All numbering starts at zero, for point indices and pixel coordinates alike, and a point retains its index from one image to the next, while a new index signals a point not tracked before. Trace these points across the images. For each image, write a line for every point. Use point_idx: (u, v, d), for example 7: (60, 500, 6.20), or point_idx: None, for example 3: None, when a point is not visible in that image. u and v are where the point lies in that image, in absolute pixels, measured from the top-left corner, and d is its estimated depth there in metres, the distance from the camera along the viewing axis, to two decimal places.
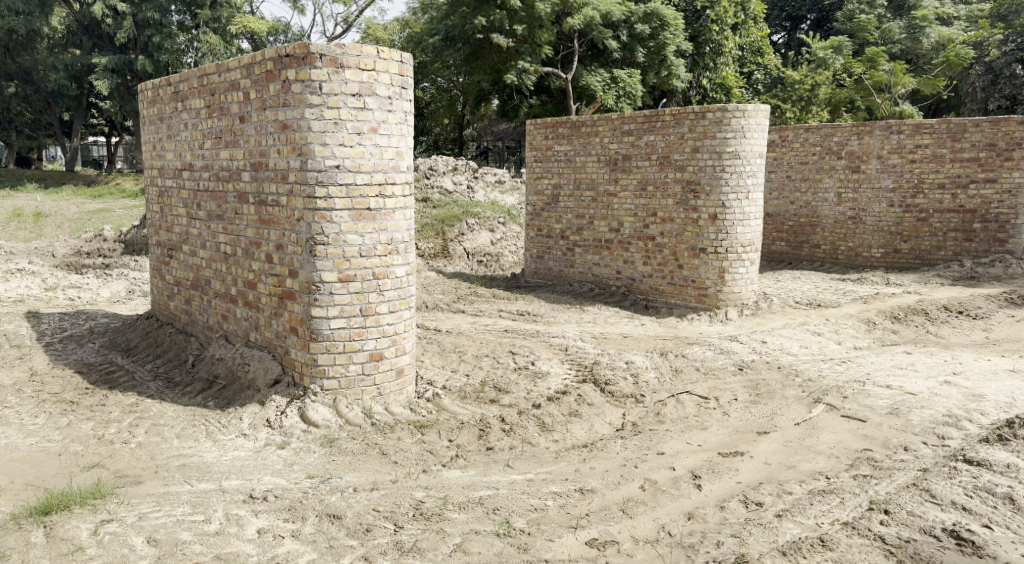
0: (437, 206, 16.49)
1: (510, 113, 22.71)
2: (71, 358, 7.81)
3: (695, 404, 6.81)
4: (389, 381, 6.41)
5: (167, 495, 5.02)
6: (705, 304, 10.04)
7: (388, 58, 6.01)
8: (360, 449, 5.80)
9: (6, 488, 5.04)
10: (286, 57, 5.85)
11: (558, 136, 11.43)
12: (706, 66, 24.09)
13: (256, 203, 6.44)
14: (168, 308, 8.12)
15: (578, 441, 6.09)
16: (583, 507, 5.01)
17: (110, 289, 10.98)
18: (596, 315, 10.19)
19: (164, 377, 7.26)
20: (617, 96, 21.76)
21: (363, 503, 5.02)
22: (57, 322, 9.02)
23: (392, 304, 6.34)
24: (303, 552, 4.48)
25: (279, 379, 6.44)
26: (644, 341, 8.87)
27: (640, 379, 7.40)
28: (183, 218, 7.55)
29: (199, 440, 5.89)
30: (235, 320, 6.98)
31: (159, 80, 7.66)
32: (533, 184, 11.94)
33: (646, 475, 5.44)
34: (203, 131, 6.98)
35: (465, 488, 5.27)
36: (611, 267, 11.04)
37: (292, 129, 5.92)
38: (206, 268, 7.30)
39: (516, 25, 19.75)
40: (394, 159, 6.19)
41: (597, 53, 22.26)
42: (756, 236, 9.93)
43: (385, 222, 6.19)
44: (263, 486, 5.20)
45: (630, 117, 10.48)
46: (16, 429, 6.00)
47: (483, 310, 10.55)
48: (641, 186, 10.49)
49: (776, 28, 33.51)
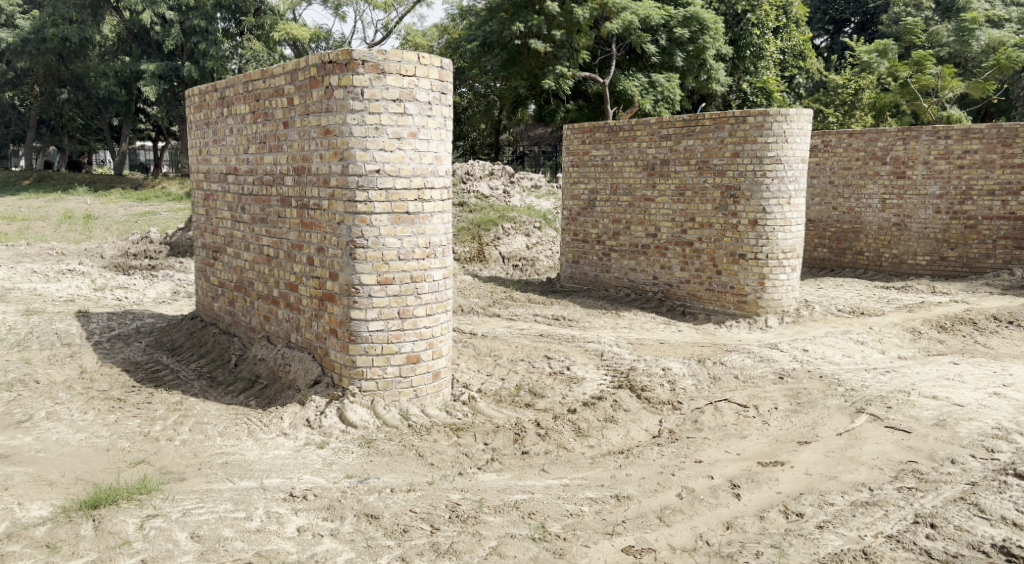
0: (473, 210, 16.59)
1: (547, 118, 22.71)
2: (118, 356, 8.02)
3: (734, 412, 6.73)
4: (425, 383, 6.46)
5: (210, 492, 5.12)
6: (744, 311, 9.94)
7: (429, 63, 6.09)
8: (396, 450, 5.86)
9: (57, 482, 5.19)
10: (330, 63, 5.94)
11: (595, 140, 11.42)
12: (747, 70, 24.04)
13: (299, 207, 6.54)
14: (212, 309, 8.31)
15: (614, 447, 6.06)
16: (619, 514, 4.99)
17: (156, 289, 11.26)
18: (633, 320, 10.14)
19: (208, 376, 7.41)
20: (655, 100, 21.60)
21: (400, 504, 5.06)
22: (105, 320, 9.28)
23: (430, 307, 6.40)
24: (341, 551, 4.53)
25: (319, 380, 6.52)
26: (682, 348, 8.80)
27: (677, 386, 7.33)
28: (227, 220, 7.71)
29: (241, 438, 6.01)
30: (277, 321, 7.09)
31: (205, 86, 7.84)
32: (569, 189, 11.91)
33: (684, 482, 5.40)
34: (248, 136, 7.12)
35: (501, 492, 5.28)
36: (648, 272, 10.98)
37: (334, 134, 6.00)
38: (250, 269, 7.43)
39: (554, 31, 19.87)
40: (433, 163, 6.25)
41: (635, 57, 22.17)
42: (798, 242, 9.82)
43: (423, 225, 6.24)
44: (303, 485, 5.28)
45: (669, 122, 10.42)
46: (66, 425, 6.18)
47: (518, 315, 10.56)
48: (679, 191, 10.41)
49: (819, 32, 33.06)
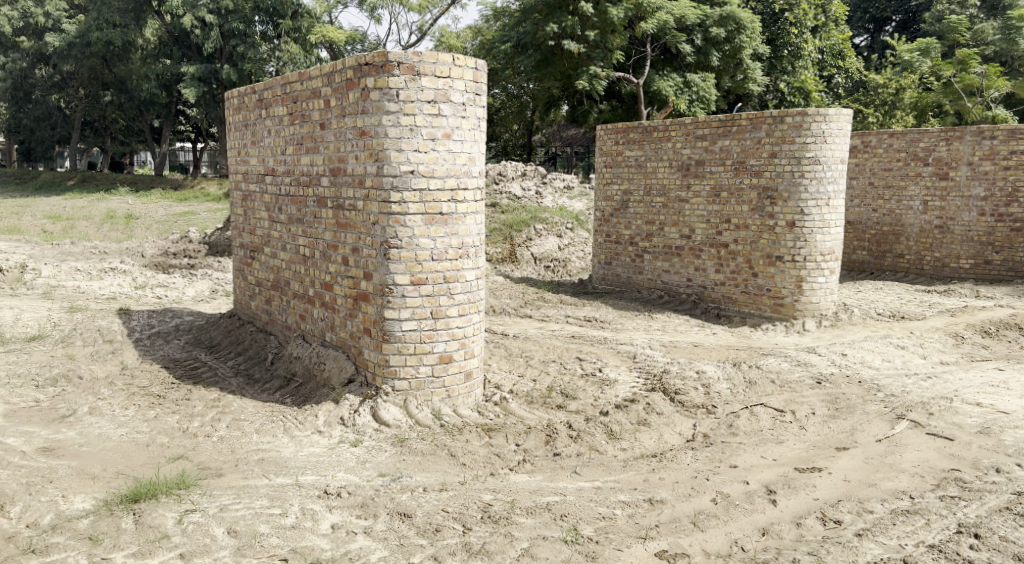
0: (505, 211, 16.61)
1: (580, 118, 22.60)
2: (159, 353, 8.19)
3: (771, 417, 6.63)
4: (458, 383, 6.49)
5: (246, 488, 5.19)
6: (781, 314, 9.80)
7: (463, 65, 6.10)
8: (429, 449, 5.88)
9: (99, 475, 5.31)
10: (366, 65, 5.99)
11: (628, 140, 11.34)
12: (784, 70, 23.72)
13: (335, 207, 6.61)
14: (249, 307, 8.43)
15: (647, 451, 6.01)
16: (652, 518, 4.94)
17: (195, 288, 11.46)
18: (666, 323, 10.06)
19: (245, 374, 7.53)
20: (690, 100, 21.47)
21: (432, 503, 5.08)
22: (145, 318, 9.47)
23: (462, 307, 6.41)
24: (374, 549, 4.57)
25: (353, 379, 6.58)
26: (716, 351, 8.70)
27: (712, 389, 7.25)
28: (265, 221, 7.81)
29: (277, 435, 6.09)
30: (312, 320, 7.17)
31: (244, 88, 7.96)
32: (602, 190, 11.85)
33: (719, 488, 5.33)
34: (286, 137, 7.21)
35: (532, 493, 5.27)
36: (682, 274, 10.88)
37: (369, 135, 6.05)
38: (287, 269, 7.52)
39: (588, 31, 19.87)
40: (467, 164, 6.27)
41: (670, 57, 21.97)
42: (836, 245, 9.67)
43: (456, 226, 6.26)
44: (337, 482, 5.33)
45: (705, 121, 10.31)
46: (109, 420, 6.32)
47: (550, 316, 10.53)
48: (714, 193, 10.30)
49: (859, 31, 32.46)
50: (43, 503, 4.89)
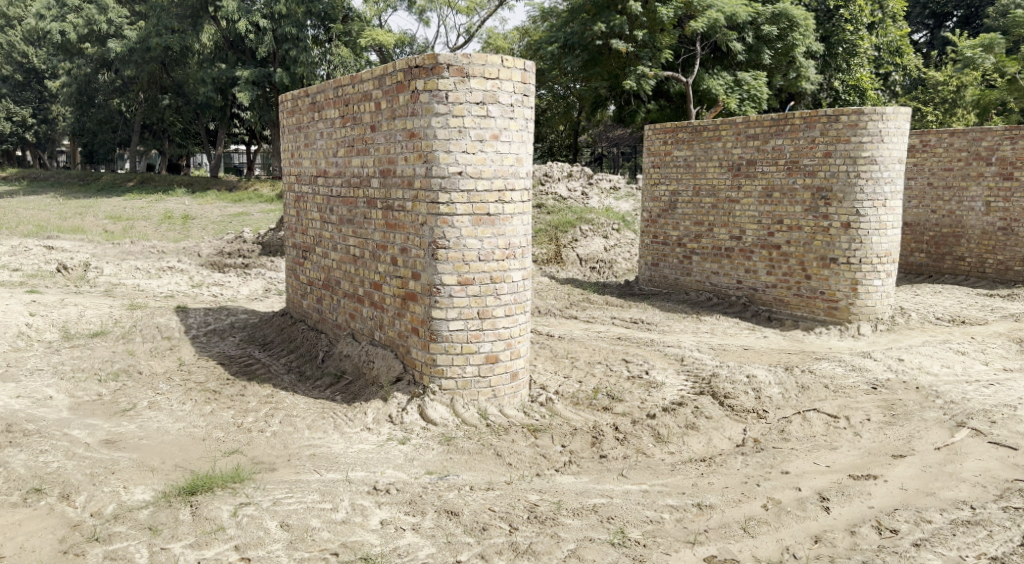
0: (552, 212, 16.59)
1: (627, 118, 22.45)
2: (214, 350, 8.41)
3: (824, 422, 6.49)
4: (504, 384, 6.51)
5: (299, 482, 5.30)
6: (835, 317, 9.58)
7: (512, 66, 6.12)
8: (476, 449, 5.91)
9: (158, 467, 5.48)
10: (416, 68, 6.06)
11: (677, 140, 11.21)
12: (839, 68, 23.23)
13: (384, 208, 6.70)
14: (301, 306, 8.60)
15: (696, 455, 5.95)
16: (701, 523, 4.89)
17: (249, 287, 11.73)
18: (715, 325, 9.93)
19: (297, 371, 7.69)
20: (740, 99, 21.06)
21: (480, 502, 5.11)
22: (201, 315, 9.74)
23: (508, 308, 6.43)
24: (422, 546, 4.61)
25: (400, 377, 6.66)
26: (767, 355, 8.55)
27: (763, 394, 7.11)
28: (317, 221, 7.96)
29: (327, 431, 6.20)
30: (361, 319, 7.28)
31: (298, 91, 8.11)
32: (650, 190, 11.72)
33: (770, 494, 5.24)
34: (338, 139, 7.34)
35: (579, 494, 5.25)
36: (732, 276, 10.72)
37: (418, 137, 6.12)
38: (337, 268, 7.64)
39: (636, 31, 19.73)
40: (514, 165, 6.29)
41: (721, 56, 21.69)
42: (894, 246, 9.41)
43: (503, 227, 6.28)
44: (386, 479, 5.41)
45: (756, 121, 10.14)
46: (167, 415, 6.51)
47: (596, 318, 10.49)
48: (766, 193, 10.13)
49: (918, 27, 31.50)
50: (106, 494, 5.06)
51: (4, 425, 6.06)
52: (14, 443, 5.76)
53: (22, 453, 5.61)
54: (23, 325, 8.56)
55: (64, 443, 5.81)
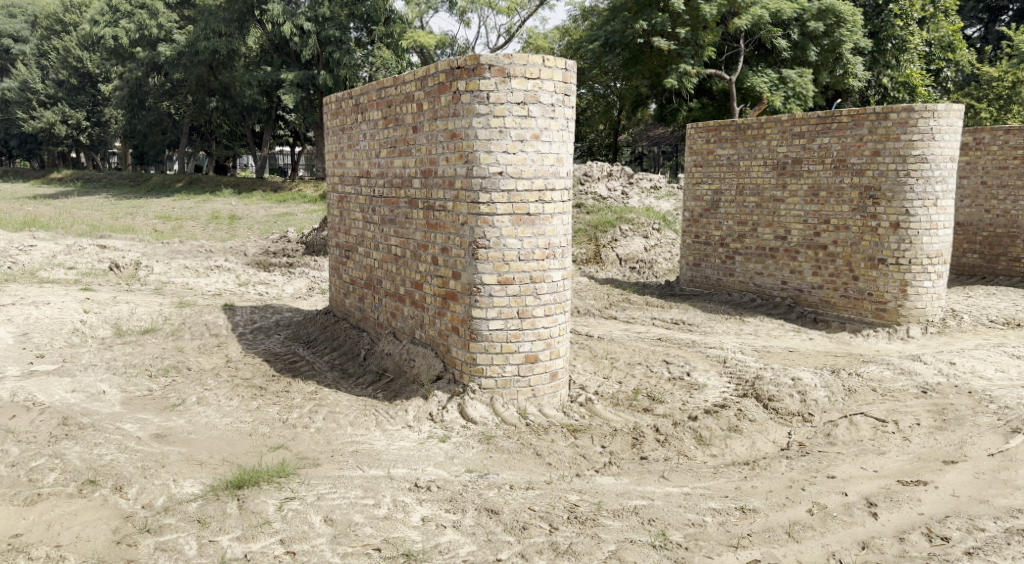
0: (591, 212, 16.53)
1: (669, 117, 22.29)
2: (260, 347, 8.58)
3: (872, 426, 6.35)
4: (543, 383, 6.52)
5: (342, 478, 5.38)
6: (883, 319, 9.38)
7: (553, 66, 6.12)
8: (516, 448, 5.93)
9: (206, 461, 5.61)
10: (458, 69, 6.09)
11: (721, 138, 11.06)
12: (888, 64, 22.70)
13: (425, 208, 6.76)
14: (344, 305, 8.72)
15: (739, 458, 5.87)
16: (744, 527, 4.83)
17: (293, 285, 11.94)
18: (759, 327, 9.78)
19: (340, 369, 7.80)
20: (785, 97, 20.64)
21: (520, 501, 5.12)
22: (248, 314, 9.93)
23: (548, 307, 6.43)
24: (463, 543, 4.64)
25: (440, 376, 6.71)
26: (813, 357, 8.41)
27: (808, 396, 6.97)
28: (359, 221, 8.06)
29: (369, 428, 6.28)
30: (402, 317, 7.35)
31: (342, 94, 8.23)
32: (692, 189, 11.60)
33: (816, 498, 5.15)
34: (380, 140, 7.42)
35: (619, 496, 5.22)
36: (776, 277, 10.55)
37: (459, 137, 6.16)
38: (379, 268, 7.73)
39: (679, 28, 19.52)
40: (555, 165, 6.28)
41: (765, 53, 21.59)
42: (945, 247, 9.18)
43: (543, 226, 6.28)
44: (427, 476, 5.45)
45: (802, 118, 9.95)
46: (215, 410, 6.67)
47: (636, 318, 10.42)
48: (812, 192, 9.94)
49: (971, 21, 30.67)
50: (156, 486, 5.20)
51: (60, 418, 6.27)
52: (69, 436, 5.95)
53: (77, 445, 5.79)
54: (78, 322, 8.84)
55: (117, 436, 5.99)
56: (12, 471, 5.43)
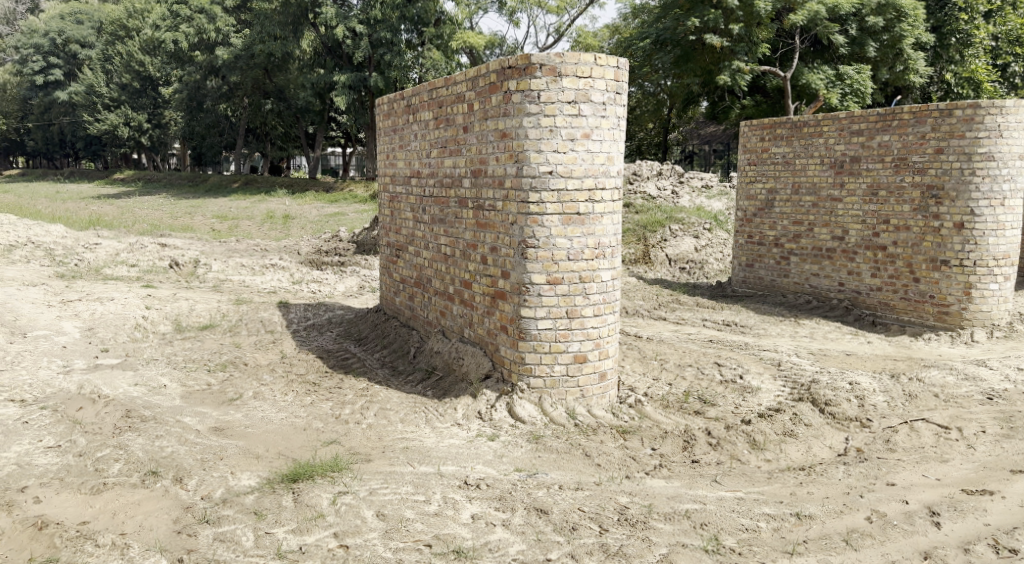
0: (640, 211, 16.39)
1: (721, 115, 22.03)
2: (314, 344, 8.75)
3: (933, 433, 6.14)
4: (592, 384, 6.49)
5: (393, 474, 5.44)
6: (945, 323, 9.07)
7: (605, 64, 6.07)
8: (565, 448, 5.91)
9: (263, 455, 5.74)
10: (509, 68, 6.10)
11: (776, 136, 10.83)
12: (951, 59, 22.25)
13: (475, 208, 6.79)
14: (394, 303, 8.82)
15: (794, 464, 5.74)
16: (800, 533, 4.72)
17: (345, 284, 12.13)
18: (814, 329, 9.55)
19: (390, 366, 7.89)
20: (842, 93, 20.24)
21: (569, 502, 5.11)
22: (302, 311, 10.13)
23: (597, 307, 6.40)
24: (513, 542, 4.65)
25: (489, 374, 6.74)
26: (871, 361, 8.19)
27: (867, 402, 6.78)
28: (410, 220, 8.14)
29: (420, 425, 6.34)
30: (451, 316, 7.40)
31: (394, 95, 8.32)
32: (745, 188, 11.41)
33: (874, 506, 5.01)
34: (431, 141, 7.48)
35: (670, 499, 5.16)
36: (833, 278, 10.30)
37: (510, 137, 6.17)
38: (429, 267, 7.80)
39: (732, 24, 19.18)
40: (605, 164, 6.24)
41: (821, 49, 21.21)
42: (1013, 249, 8.88)
43: (593, 226, 6.25)
44: (477, 474, 5.48)
45: (861, 116, 9.71)
46: (270, 405, 6.82)
47: (686, 319, 10.30)
48: (871, 191, 9.68)
49: None
50: (215, 478, 5.34)
51: (124, 410, 6.48)
52: (132, 428, 6.15)
53: (140, 437, 5.98)
54: (140, 317, 9.13)
55: (177, 429, 6.17)
56: (78, 461, 5.63)
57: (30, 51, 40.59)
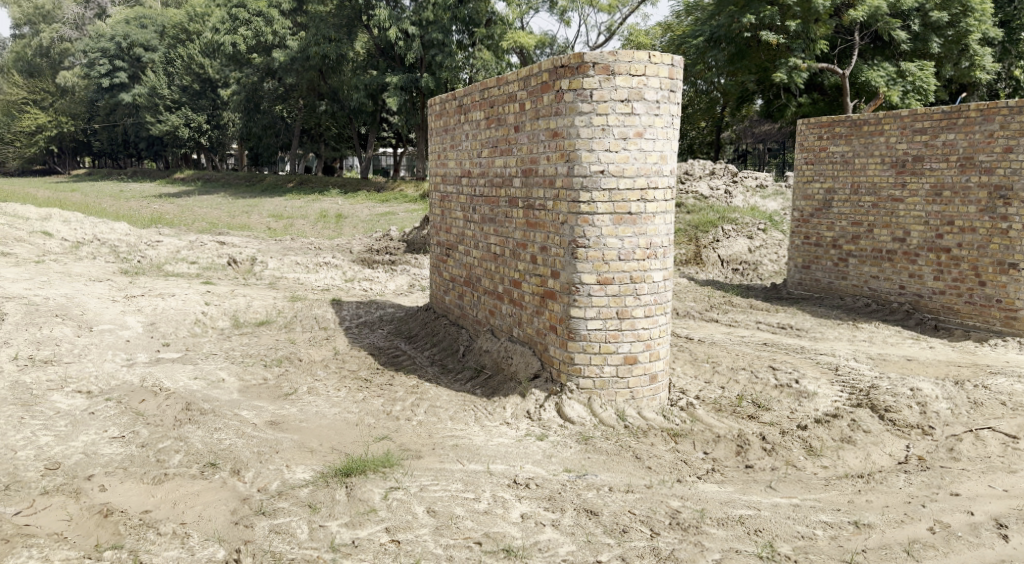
0: (692, 211, 16.19)
1: (775, 113, 21.61)
2: (365, 341, 8.87)
3: (1001, 443, 5.92)
4: (642, 385, 6.43)
5: (443, 471, 5.48)
6: (1013, 328, 8.74)
7: (659, 61, 6.01)
8: (614, 450, 5.88)
9: (317, 449, 5.85)
10: (562, 68, 6.08)
11: (834, 135, 10.56)
12: (1020, 54, 21.37)
13: (525, 207, 6.79)
14: (444, 302, 8.89)
15: (852, 471, 5.59)
16: (859, 542, 4.61)
17: (396, 282, 12.27)
18: (873, 333, 9.29)
19: (440, 364, 7.95)
20: (904, 91, 19.61)
21: (619, 504, 5.07)
22: (354, 308, 10.29)
23: (649, 308, 6.34)
24: (563, 543, 4.64)
25: (538, 374, 6.74)
26: (934, 366, 7.93)
27: (929, 408, 6.55)
28: (460, 220, 8.19)
29: (469, 424, 6.38)
30: (501, 315, 7.42)
31: (446, 95, 8.38)
32: (802, 188, 11.16)
33: (937, 516, 4.86)
34: (482, 140, 7.51)
35: (723, 504, 5.08)
36: (894, 280, 10.00)
37: (562, 136, 6.16)
38: (479, 266, 7.83)
39: (789, 21, 18.75)
40: (658, 163, 6.18)
41: (882, 45, 20.52)
42: None
43: (645, 226, 6.19)
44: (526, 473, 5.48)
45: (925, 113, 9.42)
46: (324, 400, 6.94)
47: (739, 321, 10.13)
48: (935, 191, 9.38)
49: None
50: (271, 471, 5.47)
51: (184, 403, 6.68)
52: (192, 420, 6.33)
53: (199, 429, 6.16)
54: (199, 313, 9.39)
55: (235, 422, 6.33)
56: (141, 451, 5.82)
57: (97, 55, 42.02)
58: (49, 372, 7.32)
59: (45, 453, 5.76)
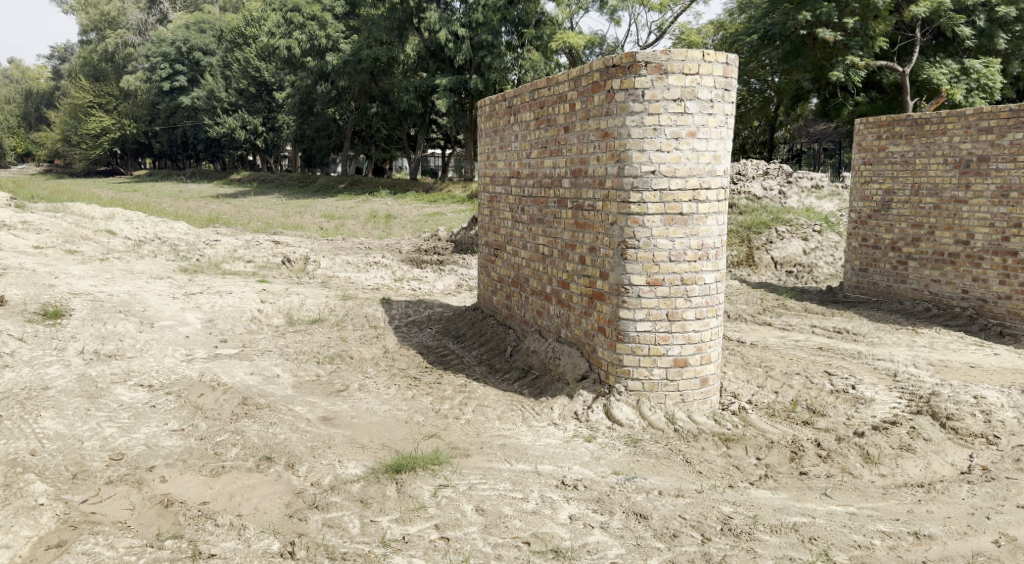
0: (745, 212, 15.92)
1: (831, 113, 21.09)
2: (414, 340, 8.95)
3: None
4: (693, 389, 6.35)
5: (492, 470, 5.51)
6: None
7: (713, 60, 5.94)
8: (664, 453, 5.82)
9: (368, 445, 5.93)
10: (613, 67, 6.05)
11: (894, 134, 10.25)
12: None
13: (574, 208, 6.78)
14: (491, 302, 8.92)
15: (912, 480, 5.43)
16: (919, 554, 4.47)
17: (445, 282, 12.36)
18: (934, 339, 9.01)
19: (488, 363, 7.98)
20: (967, 89, 18.93)
21: (669, 508, 5.02)
22: (403, 307, 10.40)
23: (700, 310, 6.26)
24: (612, 545, 4.62)
25: (586, 375, 6.71)
26: (999, 374, 7.64)
27: (994, 417, 6.33)
28: (509, 220, 8.20)
29: (517, 424, 6.39)
30: (549, 316, 7.41)
31: (495, 96, 8.40)
32: (860, 189, 10.86)
33: (1003, 529, 4.69)
34: (532, 141, 7.52)
35: (777, 511, 4.99)
36: (956, 285, 9.69)
37: (613, 136, 6.13)
38: (526, 266, 7.84)
39: (846, 18, 18.30)
40: (710, 163, 6.10)
41: (944, 42, 19.93)
42: None
43: (697, 227, 6.12)
44: (574, 474, 5.47)
45: (991, 112, 9.10)
46: (374, 397, 7.04)
47: (793, 325, 9.93)
48: (1001, 192, 9.06)
49: None
50: (324, 466, 5.57)
51: (241, 398, 6.84)
52: (249, 415, 6.49)
53: (255, 423, 6.30)
54: (255, 310, 9.62)
55: (289, 417, 6.46)
56: (199, 444, 5.99)
57: (159, 59, 43.34)
58: (113, 365, 7.58)
59: (109, 444, 5.98)
